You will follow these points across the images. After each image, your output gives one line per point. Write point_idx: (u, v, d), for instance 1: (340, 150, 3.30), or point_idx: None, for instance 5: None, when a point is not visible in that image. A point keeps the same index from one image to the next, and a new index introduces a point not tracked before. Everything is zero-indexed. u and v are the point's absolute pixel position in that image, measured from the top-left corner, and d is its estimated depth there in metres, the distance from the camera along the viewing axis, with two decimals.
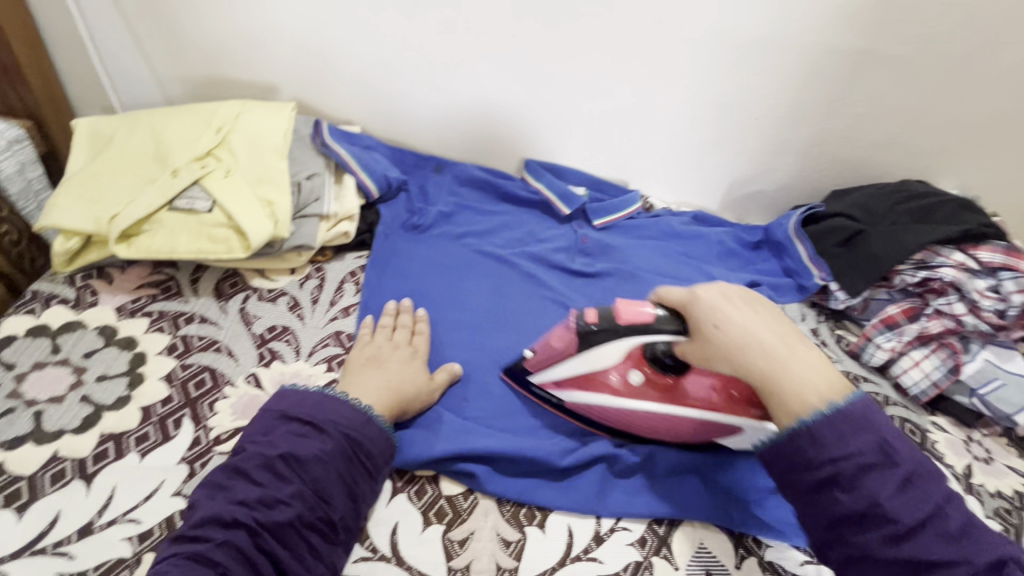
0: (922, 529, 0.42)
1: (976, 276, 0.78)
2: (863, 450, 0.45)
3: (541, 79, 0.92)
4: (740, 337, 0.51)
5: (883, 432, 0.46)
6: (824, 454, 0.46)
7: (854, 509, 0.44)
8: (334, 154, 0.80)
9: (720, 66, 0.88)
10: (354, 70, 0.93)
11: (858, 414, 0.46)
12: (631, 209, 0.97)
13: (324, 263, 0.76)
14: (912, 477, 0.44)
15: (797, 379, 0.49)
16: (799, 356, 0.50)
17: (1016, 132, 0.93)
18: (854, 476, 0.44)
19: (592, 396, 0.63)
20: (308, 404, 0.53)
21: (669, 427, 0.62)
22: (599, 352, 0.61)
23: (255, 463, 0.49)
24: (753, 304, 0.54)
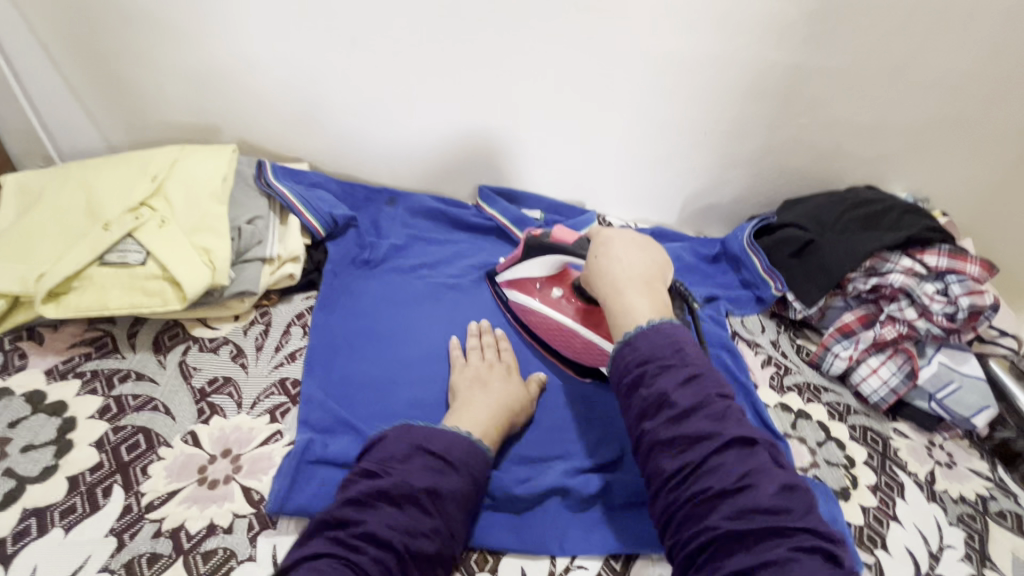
0: (695, 411, 0.46)
1: (924, 281, 0.79)
2: (663, 352, 0.50)
3: (486, 107, 0.92)
4: (605, 266, 0.60)
5: (682, 340, 0.51)
6: (637, 357, 0.50)
7: (653, 401, 0.48)
8: (278, 195, 0.79)
9: (661, 86, 0.89)
10: (298, 107, 0.92)
11: (666, 329, 0.52)
12: (587, 230, 0.96)
13: (270, 307, 0.74)
14: (699, 375, 0.48)
15: (623, 301, 0.56)
16: (642, 288, 0.57)
17: (956, 134, 0.94)
18: (655, 374, 0.49)
19: (524, 297, 0.77)
20: (443, 440, 0.53)
21: (567, 343, 0.73)
22: (536, 261, 0.74)
23: (399, 489, 0.48)
24: (640, 251, 0.62)
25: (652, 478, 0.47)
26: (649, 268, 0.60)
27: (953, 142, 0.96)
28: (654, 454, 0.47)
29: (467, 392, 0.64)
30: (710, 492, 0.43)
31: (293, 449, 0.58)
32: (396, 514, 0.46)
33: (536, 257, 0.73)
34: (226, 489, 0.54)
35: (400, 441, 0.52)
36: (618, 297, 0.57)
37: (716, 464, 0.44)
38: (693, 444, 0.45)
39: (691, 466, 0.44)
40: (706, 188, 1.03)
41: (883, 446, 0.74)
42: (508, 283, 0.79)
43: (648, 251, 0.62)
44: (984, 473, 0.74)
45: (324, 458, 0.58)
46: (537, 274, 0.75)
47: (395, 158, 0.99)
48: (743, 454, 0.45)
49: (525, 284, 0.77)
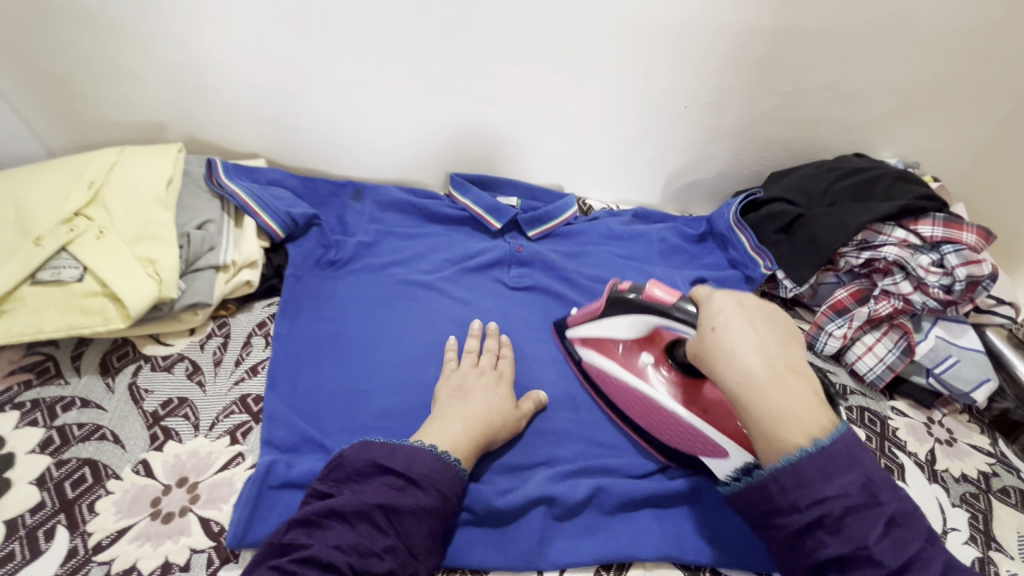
0: (906, 570, 0.42)
1: (919, 252, 0.75)
2: (849, 491, 0.43)
3: (452, 90, 0.86)
4: (733, 348, 0.48)
5: (869, 470, 0.45)
6: (809, 496, 0.44)
7: (842, 554, 0.43)
8: (231, 196, 0.73)
9: (636, 60, 0.84)
10: (251, 99, 0.85)
11: (847, 452, 0.45)
12: (567, 215, 0.91)
13: (228, 318, 0.69)
14: (894, 518, 0.43)
15: (766, 403, 0.46)
16: (785, 383, 0.46)
17: (946, 95, 0.90)
18: (845, 521, 0.43)
19: (605, 362, 0.65)
20: (403, 455, 0.50)
21: (658, 423, 0.61)
22: (620, 321, 0.61)
23: (349, 508, 0.46)
24: (767, 320, 0.49)
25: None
26: (787, 349, 0.48)
27: (942, 104, 0.92)
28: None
29: (447, 400, 0.61)
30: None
31: (254, 473, 0.53)
32: (345, 534, 0.45)
33: (621, 316, 0.61)
34: (182, 522, 0.50)
35: (358, 459, 0.50)
36: (760, 395, 0.46)
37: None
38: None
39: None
40: (689, 164, 0.99)
41: (881, 426, 0.72)
42: (584, 341, 0.68)
43: (776, 319, 0.50)
44: (986, 448, 0.71)
45: (289, 480, 0.54)
46: (622, 336, 0.63)
47: (359, 149, 0.93)
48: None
49: (606, 345, 0.65)
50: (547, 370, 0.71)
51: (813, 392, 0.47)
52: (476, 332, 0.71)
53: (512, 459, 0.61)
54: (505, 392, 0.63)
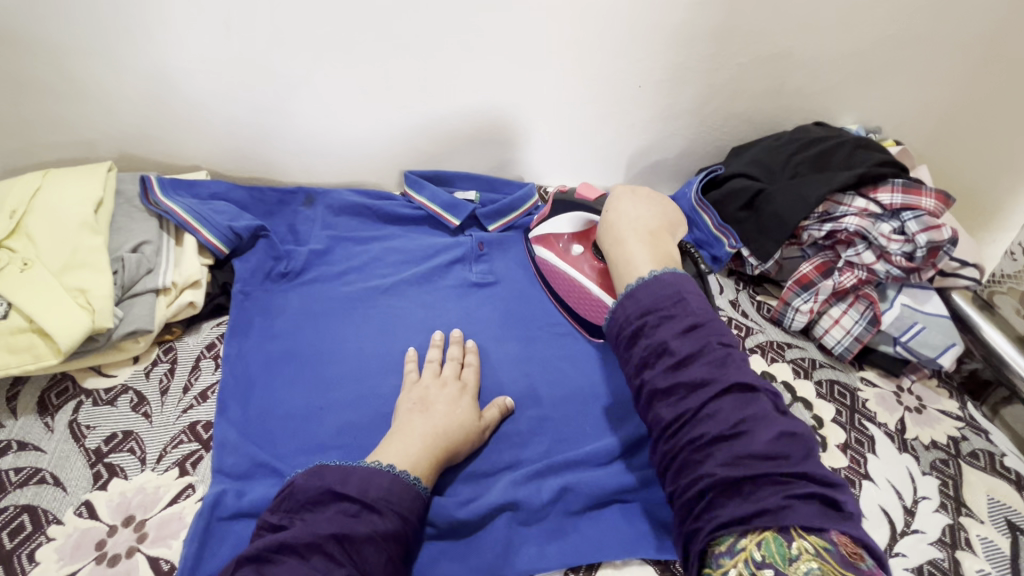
0: (696, 362, 0.54)
1: (880, 220, 0.74)
2: (664, 302, 0.58)
3: (398, 84, 0.83)
4: (617, 220, 0.71)
5: (685, 295, 0.59)
6: (637, 310, 0.59)
7: (653, 352, 0.56)
8: (167, 213, 0.70)
9: (587, 39, 0.81)
10: (186, 108, 0.81)
11: (668, 279, 0.61)
12: (528, 205, 0.89)
13: (174, 342, 0.66)
14: (699, 328, 0.56)
15: (627, 250, 0.67)
16: (643, 241, 0.68)
17: (906, 56, 0.88)
18: (655, 325, 0.57)
19: (548, 255, 0.77)
20: (358, 480, 0.49)
21: (585, 305, 0.73)
22: (563, 219, 0.77)
23: (301, 540, 0.44)
24: (646, 206, 0.74)
25: (653, 423, 0.54)
26: (654, 223, 0.71)
27: (901, 62, 0.89)
28: (655, 401, 0.55)
29: (406, 415, 0.59)
30: (708, 435, 0.50)
31: (200, 508, 0.51)
32: (298, 568, 0.43)
33: (564, 213, 0.77)
34: (129, 563, 0.49)
35: (308, 486, 0.49)
36: (624, 247, 0.68)
37: (708, 409, 0.51)
38: (689, 393, 0.53)
39: (689, 410, 0.52)
40: (650, 144, 0.96)
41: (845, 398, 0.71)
42: (535, 241, 0.79)
43: (655, 207, 0.75)
44: (954, 412, 0.71)
45: (240, 510, 0.52)
46: (564, 232, 0.77)
47: (306, 152, 0.89)
48: (736, 402, 0.51)
49: (551, 240, 0.78)
50: (511, 370, 0.69)
51: (665, 249, 0.69)
52: (438, 342, 0.68)
53: (474, 466, 0.59)
54: (463, 398, 0.61)
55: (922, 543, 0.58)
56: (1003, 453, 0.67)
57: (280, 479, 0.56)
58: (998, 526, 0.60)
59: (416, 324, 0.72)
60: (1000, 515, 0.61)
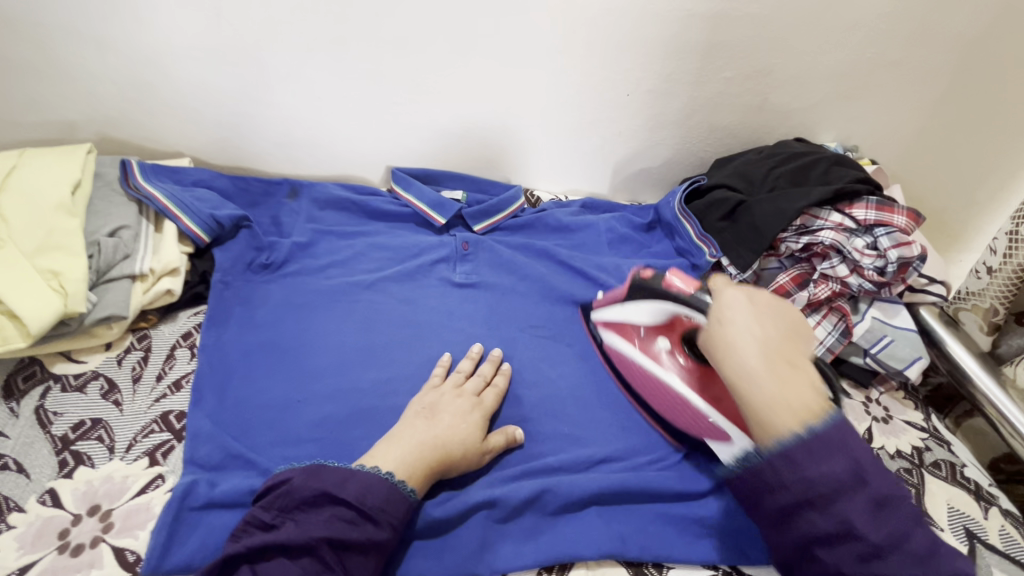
0: (893, 549, 0.42)
1: (855, 235, 0.76)
2: (838, 471, 0.43)
3: (387, 79, 0.83)
4: (734, 339, 0.49)
5: (859, 452, 0.44)
6: (801, 477, 0.44)
7: (831, 532, 0.43)
8: (148, 199, 0.69)
9: (577, 46, 0.82)
10: (171, 95, 0.80)
11: (836, 434, 0.44)
12: (513, 208, 0.90)
13: (149, 330, 0.65)
14: (884, 500, 0.43)
15: (763, 390, 0.46)
16: (780, 373, 0.46)
17: (883, 77, 0.92)
18: (833, 501, 0.43)
19: (625, 346, 0.69)
20: (356, 485, 0.49)
21: (675, 410, 0.63)
22: (643, 308, 0.67)
23: (297, 542, 0.45)
24: (773, 319, 0.50)
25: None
26: (785, 338, 0.49)
27: (878, 85, 0.93)
28: None
29: (412, 419, 0.59)
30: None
31: (171, 496, 0.51)
32: (289, 568, 0.44)
33: (645, 301, 0.67)
34: (93, 553, 0.47)
35: (307, 486, 0.49)
36: (754, 383, 0.46)
37: None
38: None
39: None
40: (636, 152, 0.98)
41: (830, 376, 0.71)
42: (609, 326, 0.72)
43: (781, 312, 0.51)
44: (920, 424, 0.74)
45: (212, 500, 0.51)
46: (643, 321, 0.67)
47: (294, 145, 0.88)
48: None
49: (627, 331, 0.69)
50: None
51: (812, 383, 0.47)
52: (475, 355, 0.69)
53: None
54: (452, 394, 0.62)
55: None
56: (963, 463, 0.70)
57: (255, 472, 0.55)
58: (957, 534, 0.63)
59: (398, 322, 0.72)
60: (959, 523, 0.64)
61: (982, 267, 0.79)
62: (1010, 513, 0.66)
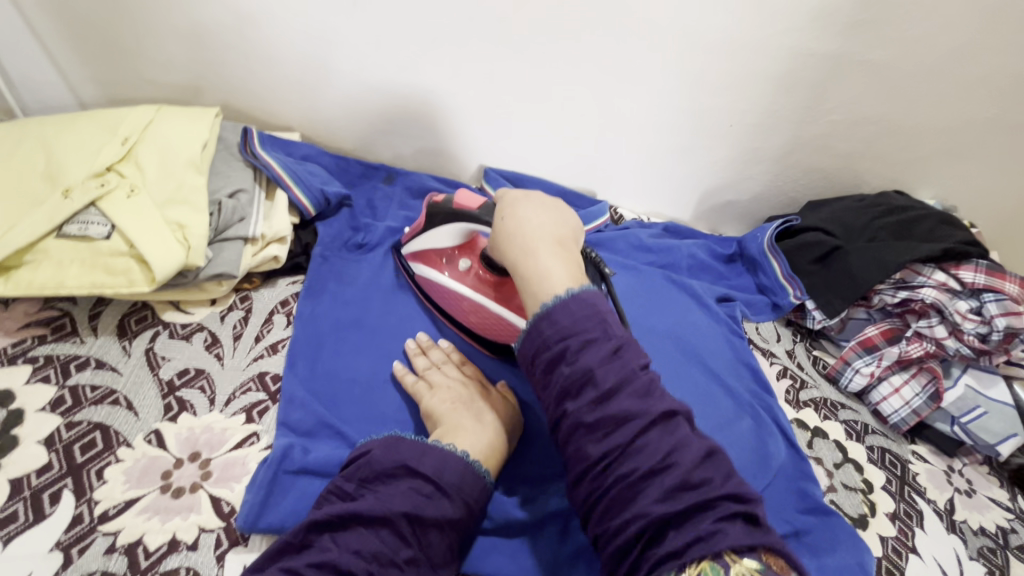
0: (620, 390, 0.44)
1: (958, 297, 0.73)
2: (584, 324, 0.47)
3: (497, 81, 0.84)
4: (515, 229, 0.56)
5: (603, 311, 0.48)
6: (557, 332, 0.47)
7: (574, 380, 0.45)
8: (264, 166, 0.71)
9: (686, 72, 0.82)
10: (291, 71, 0.83)
11: (585, 296, 0.49)
12: (597, 223, 0.91)
13: (251, 291, 0.68)
14: (622, 349, 0.46)
15: (540, 265, 0.52)
16: (549, 252, 0.53)
17: (998, 140, 0.89)
18: (578, 350, 0.46)
19: (433, 274, 0.69)
20: (433, 460, 0.49)
21: (491, 327, 0.66)
22: (440, 230, 0.66)
23: (374, 510, 0.45)
24: (543, 212, 0.58)
25: (577, 462, 0.44)
26: (556, 227, 0.57)
27: (990, 148, 0.90)
28: (579, 439, 0.44)
29: (455, 413, 0.57)
30: (633, 472, 0.41)
31: (269, 456, 0.52)
32: (367, 538, 0.44)
33: (441, 226, 0.65)
34: (192, 499, 0.49)
35: (384, 458, 0.49)
36: (532, 260, 0.53)
37: (637, 441, 0.42)
38: (617, 427, 0.43)
39: (617, 447, 0.42)
40: (727, 182, 0.97)
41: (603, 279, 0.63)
42: (414, 257, 0.71)
43: (555, 211, 0.59)
44: (1006, 503, 0.70)
45: (305, 467, 0.52)
46: (442, 247, 0.68)
47: (396, 133, 0.91)
48: (665, 430, 0.42)
49: (433, 257, 0.69)
50: None
51: (573, 259, 0.54)
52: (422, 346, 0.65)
53: (530, 468, 0.60)
54: (474, 385, 0.61)
55: None
56: None
57: (346, 444, 0.56)
58: None
59: None
60: None
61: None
62: None
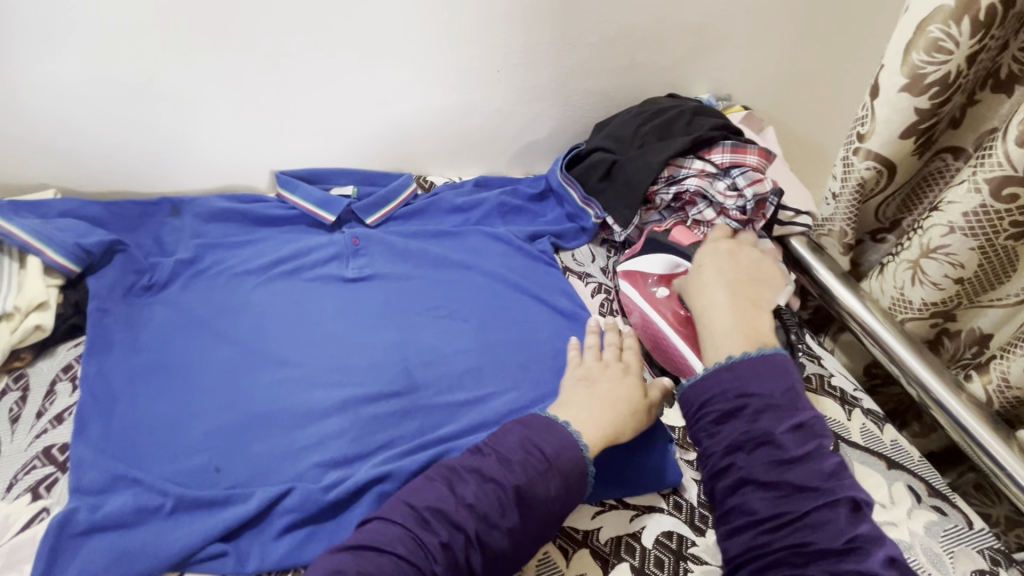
0: (806, 463, 0.48)
1: (716, 179, 0.81)
2: (769, 387, 0.51)
3: (249, 84, 0.82)
4: (704, 282, 0.65)
5: (795, 382, 0.52)
6: (736, 387, 0.52)
7: (756, 439, 0.49)
8: (6, 236, 0.67)
9: (431, 30, 0.84)
10: (23, 128, 0.78)
11: (779, 361, 0.53)
12: (405, 195, 0.91)
13: (26, 369, 0.64)
14: (809, 425, 0.50)
15: (719, 321, 0.60)
16: (740, 311, 0.60)
17: (736, 26, 0.97)
18: (756, 410, 0.50)
19: (633, 294, 0.75)
20: (556, 437, 0.54)
21: (659, 345, 0.73)
22: (653, 259, 0.76)
23: (498, 475, 0.50)
24: (735, 270, 0.66)
25: (737, 511, 0.47)
26: (751, 288, 0.64)
27: (734, 36, 0.98)
28: (745, 490, 0.48)
29: (573, 386, 0.62)
30: (809, 544, 0.44)
31: (50, 525, 0.51)
32: (479, 498, 0.49)
33: (656, 254, 0.76)
34: None
35: (545, 439, 0.53)
36: (713, 312, 0.61)
37: (822, 521, 0.45)
38: (796, 495, 0.46)
39: (793, 513, 0.45)
40: (523, 125, 0.99)
41: (795, 334, 0.76)
42: (621, 276, 0.78)
43: (748, 267, 0.67)
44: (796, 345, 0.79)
45: (95, 524, 0.52)
46: (654, 271, 0.75)
47: (170, 164, 0.86)
48: (852, 519, 0.46)
49: (638, 279, 0.76)
50: (380, 354, 0.70)
51: (761, 320, 0.60)
52: (595, 327, 0.68)
53: (343, 451, 0.60)
54: (637, 387, 0.61)
55: None
56: (830, 373, 0.76)
57: (143, 488, 0.55)
58: None
59: (288, 323, 0.72)
60: None
61: (837, 168, 0.75)
62: (870, 411, 0.72)
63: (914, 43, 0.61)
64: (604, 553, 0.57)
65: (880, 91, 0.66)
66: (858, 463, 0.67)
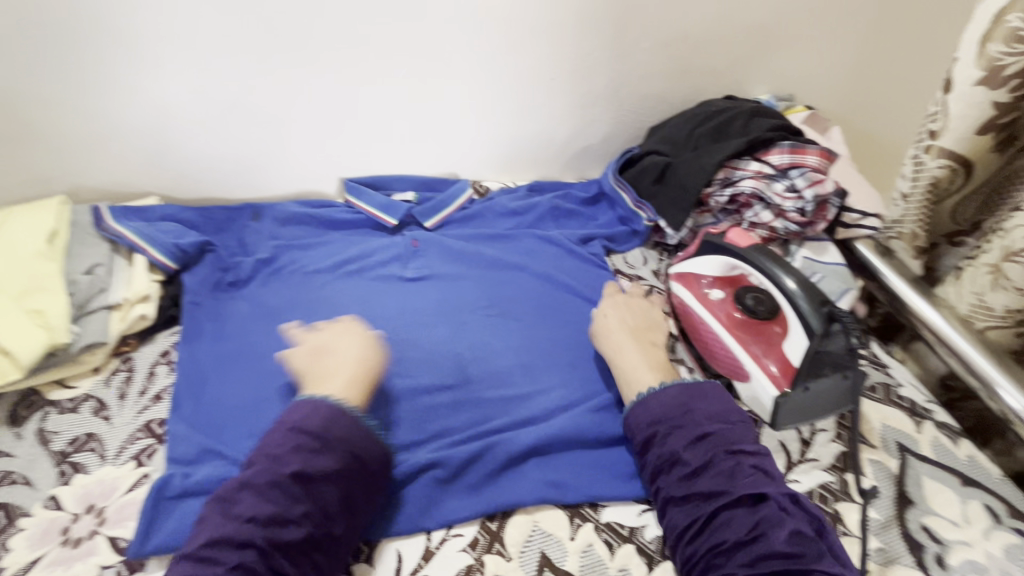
0: (707, 470, 0.56)
1: (774, 180, 0.80)
2: (670, 411, 0.60)
3: (322, 98, 0.89)
4: (606, 330, 0.71)
5: (693, 402, 0.61)
6: (647, 416, 0.61)
7: (665, 460, 0.58)
8: (117, 237, 0.78)
9: (490, 42, 0.88)
10: (130, 142, 0.87)
11: (677, 389, 0.62)
12: (461, 199, 0.95)
13: (132, 352, 0.73)
14: (708, 436, 0.58)
15: (629, 362, 0.67)
16: (641, 350, 0.69)
17: (798, 25, 0.94)
18: (665, 434, 0.59)
19: (687, 294, 0.77)
20: (316, 419, 0.55)
21: (710, 345, 0.73)
22: (706, 261, 0.76)
23: (261, 481, 0.51)
24: (632, 310, 0.74)
25: (668, 528, 0.56)
26: (647, 327, 0.72)
27: (795, 35, 0.95)
28: (669, 507, 0.57)
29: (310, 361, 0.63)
30: (722, 542, 0.52)
31: (151, 488, 0.58)
32: (259, 506, 0.50)
33: (708, 254, 0.75)
34: (91, 543, 0.56)
35: (308, 419, 0.55)
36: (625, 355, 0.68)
37: (727, 518, 0.53)
38: (705, 502, 0.54)
39: (703, 517, 0.54)
40: (576, 130, 1.01)
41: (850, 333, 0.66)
42: (673, 276, 0.80)
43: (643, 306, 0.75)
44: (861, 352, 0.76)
45: (187, 489, 0.59)
46: (708, 271, 0.76)
47: (251, 172, 0.95)
48: (752, 509, 0.53)
49: (691, 280, 0.77)
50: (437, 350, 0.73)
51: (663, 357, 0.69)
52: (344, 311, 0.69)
53: (400, 438, 0.64)
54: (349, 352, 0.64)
55: (816, 469, 0.64)
56: (899, 384, 0.72)
57: (227, 461, 0.62)
58: (888, 451, 0.65)
59: (353, 318, 0.77)
60: (890, 439, 0.66)
61: (907, 166, 0.72)
62: (944, 425, 0.68)
63: (992, 33, 0.58)
64: (649, 551, 0.57)
65: (953, 85, 0.62)
66: (927, 479, 0.63)
